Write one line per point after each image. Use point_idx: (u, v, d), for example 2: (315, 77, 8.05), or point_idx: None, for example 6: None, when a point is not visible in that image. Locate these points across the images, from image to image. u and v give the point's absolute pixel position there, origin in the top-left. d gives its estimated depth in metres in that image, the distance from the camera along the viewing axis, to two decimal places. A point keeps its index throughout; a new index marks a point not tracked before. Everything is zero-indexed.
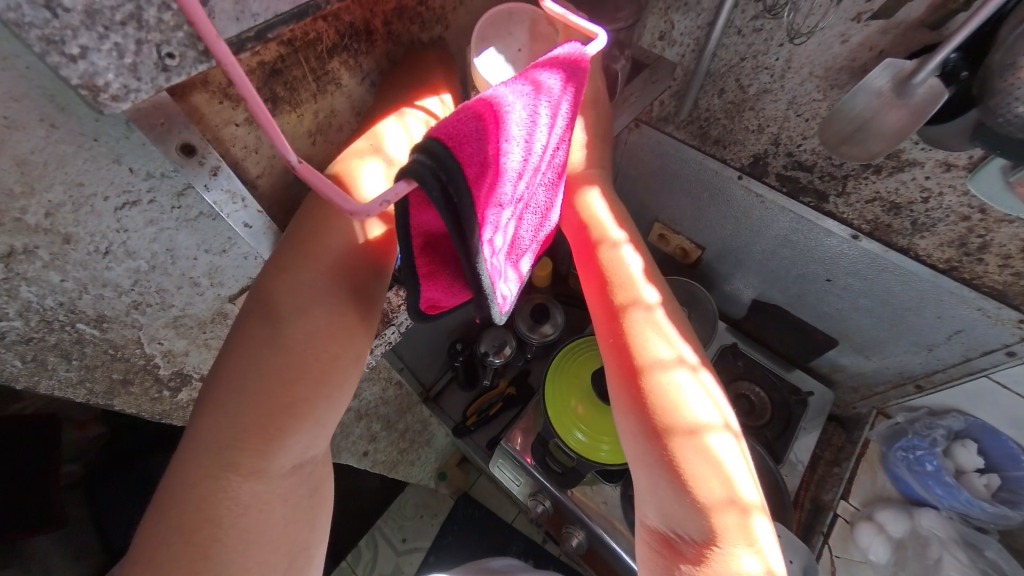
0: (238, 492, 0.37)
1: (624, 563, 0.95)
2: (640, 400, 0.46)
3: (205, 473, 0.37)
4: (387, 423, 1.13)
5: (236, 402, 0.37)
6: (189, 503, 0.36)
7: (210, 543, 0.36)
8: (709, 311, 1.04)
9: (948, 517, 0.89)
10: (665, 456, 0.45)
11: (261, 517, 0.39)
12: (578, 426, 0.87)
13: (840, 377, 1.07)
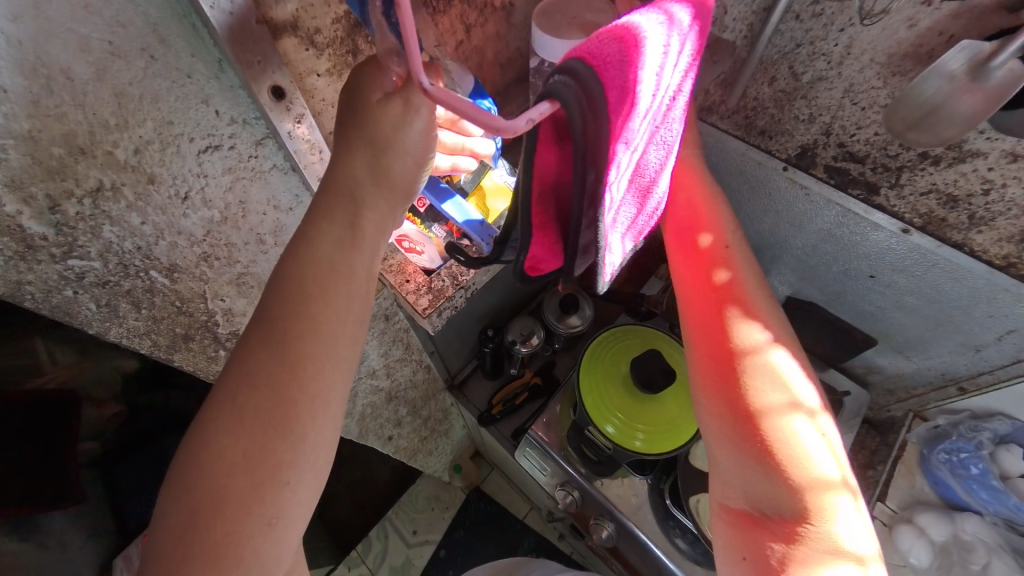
0: (308, 370, 0.46)
1: (654, 557, 0.93)
2: (737, 388, 0.55)
3: (276, 361, 0.45)
4: (413, 407, 1.13)
5: (299, 302, 0.46)
6: (268, 384, 0.45)
7: (291, 410, 0.45)
8: None
9: (992, 523, 0.86)
10: (766, 444, 0.52)
11: (323, 387, 0.47)
12: (614, 416, 0.85)
13: (876, 378, 1.05)
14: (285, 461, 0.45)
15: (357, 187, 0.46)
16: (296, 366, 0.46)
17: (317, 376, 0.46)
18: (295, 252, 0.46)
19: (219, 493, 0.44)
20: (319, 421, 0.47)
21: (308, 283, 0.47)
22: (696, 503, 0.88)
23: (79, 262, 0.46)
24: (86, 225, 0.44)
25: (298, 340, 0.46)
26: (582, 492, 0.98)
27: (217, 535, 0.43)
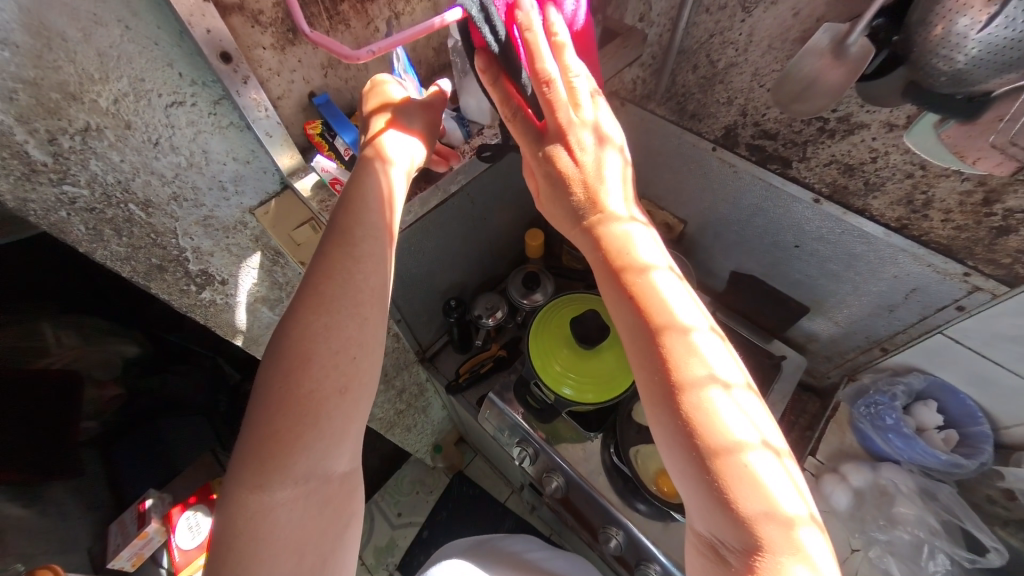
0: (363, 269, 0.56)
1: (597, 504, 0.99)
2: (661, 361, 0.52)
3: (342, 257, 0.56)
4: (384, 374, 1.22)
5: (360, 212, 0.58)
6: (335, 275, 0.56)
7: (358, 299, 0.56)
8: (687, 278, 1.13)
9: (909, 469, 0.91)
10: (709, 469, 0.49)
11: (379, 283, 0.57)
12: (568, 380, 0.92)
13: (812, 345, 1.12)
14: (354, 338, 0.55)
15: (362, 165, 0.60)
16: (357, 257, 0.56)
17: (371, 272, 0.57)
18: (355, 177, 0.58)
19: (307, 359, 0.53)
20: (376, 315, 0.57)
21: (366, 199, 0.58)
22: (634, 453, 0.95)
23: (69, 186, 0.50)
24: (72, 157, 0.48)
25: (361, 240, 0.57)
26: (532, 446, 1.06)
27: (302, 392, 0.52)
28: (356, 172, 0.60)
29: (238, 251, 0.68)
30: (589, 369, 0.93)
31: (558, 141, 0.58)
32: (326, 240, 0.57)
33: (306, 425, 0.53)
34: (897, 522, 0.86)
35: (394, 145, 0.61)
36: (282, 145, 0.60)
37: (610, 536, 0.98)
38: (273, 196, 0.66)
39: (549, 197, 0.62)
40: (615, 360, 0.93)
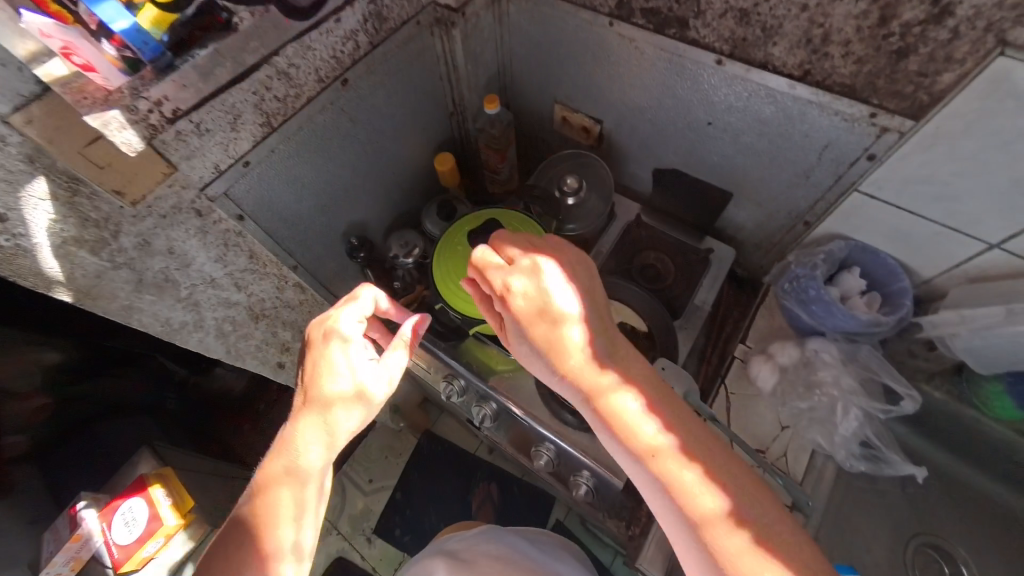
0: (334, 347, 0.77)
1: (524, 425, 0.94)
2: (604, 423, 0.63)
3: (314, 352, 0.77)
4: (301, 332, 1.13)
5: (321, 355, 0.77)
6: (307, 370, 0.77)
7: (318, 373, 0.76)
8: (603, 180, 1.06)
9: (832, 339, 0.86)
10: (650, 477, 0.58)
11: (347, 350, 0.78)
12: None
13: (741, 234, 1.07)
14: (321, 414, 0.74)
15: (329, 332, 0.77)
16: (311, 396, 0.75)
17: (326, 360, 0.76)
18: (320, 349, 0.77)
19: (289, 442, 0.73)
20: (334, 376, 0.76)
21: (323, 358, 0.77)
22: None
23: None
24: None
25: (322, 346, 0.77)
26: (456, 376, 1.00)
27: (278, 471, 0.70)
28: (306, 349, 0.78)
29: (6, 175, 0.56)
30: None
31: (468, 278, 0.76)
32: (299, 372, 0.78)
33: (287, 495, 0.68)
34: (822, 391, 0.83)
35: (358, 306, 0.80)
36: (6, 18, 0.50)
37: (541, 454, 0.94)
38: (32, 100, 0.54)
39: (485, 309, 0.76)
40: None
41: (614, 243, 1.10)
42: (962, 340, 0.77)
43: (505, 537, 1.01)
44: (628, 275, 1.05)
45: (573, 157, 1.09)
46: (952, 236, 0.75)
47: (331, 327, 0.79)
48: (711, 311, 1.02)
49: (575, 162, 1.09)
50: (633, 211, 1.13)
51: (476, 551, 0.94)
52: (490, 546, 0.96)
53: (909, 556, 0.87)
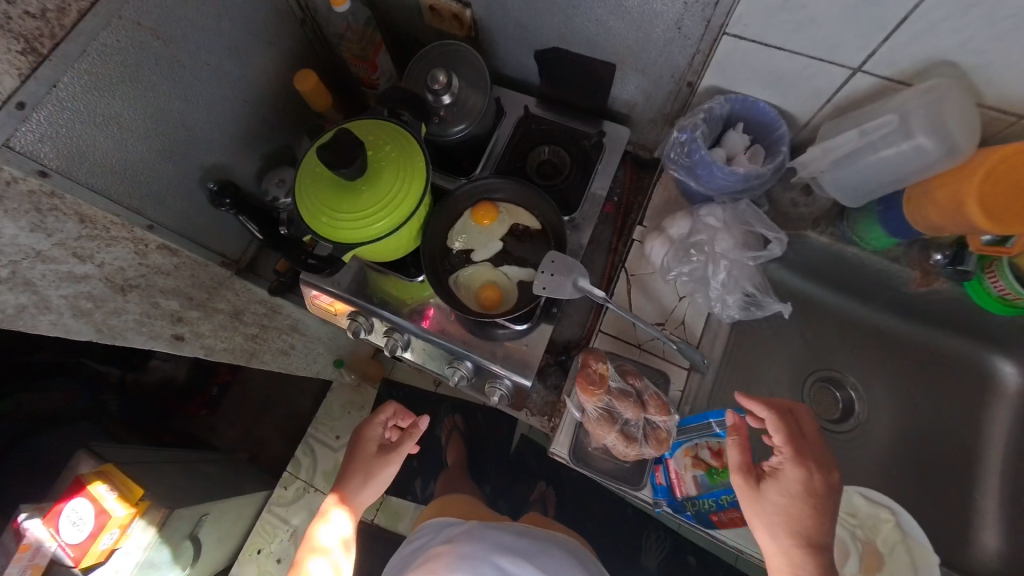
0: (359, 470, 0.97)
1: (435, 345, 0.87)
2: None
3: (351, 465, 0.98)
4: (190, 299, 1.03)
5: (349, 472, 0.97)
6: (348, 466, 0.98)
7: (347, 476, 0.97)
8: (478, 75, 0.94)
9: (718, 200, 0.84)
10: None
11: (361, 454, 0.98)
12: (375, 214, 0.76)
13: (636, 112, 1.00)
14: (350, 490, 0.96)
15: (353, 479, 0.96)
16: (345, 483, 0.96)
17: (354, 473, 0.97)
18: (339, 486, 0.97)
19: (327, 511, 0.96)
20: (356, 475, 0.96)
21: (356, 459, 0.98)
22: (457, 278, 0.83)
23: None
24: None
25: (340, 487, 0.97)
26: (355, 309, 0.91)
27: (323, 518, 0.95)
28: (346, 474, 0.98)
29: None
30: (370, 201, 0.77)
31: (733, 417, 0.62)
32: (345, 469, 0.98)
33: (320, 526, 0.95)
34: (712, 259, 0.75)
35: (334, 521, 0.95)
36: None
37: (459, 372, 0.86)
38: None
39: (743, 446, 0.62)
40: (399, 182, 0.78)
41: (506, 141, 1.01)
42: (831, 172, 0.75)
43: (485, 532, 0.99)
44: (520, 173, 0.99)
45: (441, 49, 0.97)
46: (818, 67, 0.71)
47: (353, 458, 0.98)
48: (613, 198, 0.98)
49: (443, 57, 0.97)
50: (523, 103, 1.04)
51: (459, 558, 0.91)
52: (470, 548, 0.94)
53: (808, 391, 0.90)
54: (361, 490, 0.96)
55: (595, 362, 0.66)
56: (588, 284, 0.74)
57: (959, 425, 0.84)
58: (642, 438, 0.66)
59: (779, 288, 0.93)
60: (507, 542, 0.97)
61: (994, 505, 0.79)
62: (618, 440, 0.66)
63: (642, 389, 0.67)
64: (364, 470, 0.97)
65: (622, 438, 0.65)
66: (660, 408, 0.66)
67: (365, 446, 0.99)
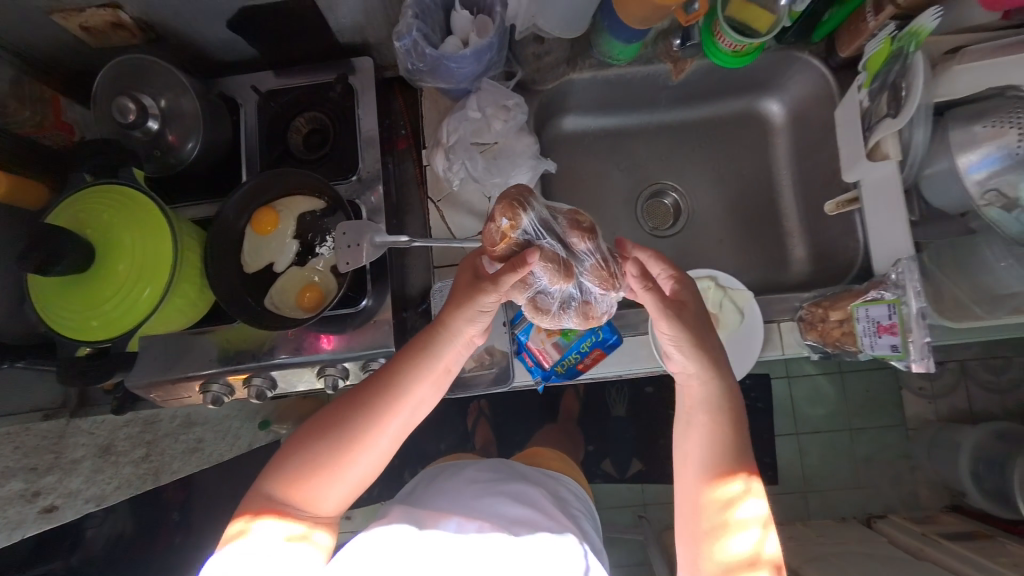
0: (430, 354, 0.64)
1: (296, 366, 0.76)
2: (714, 367, 0.63)
3: (421, 340, 0.65)
4: (35, 469, 0.82)
5: (408, 354, 0.64)
6: (416, 345, 0.65)
7: (409, 363, 0.64)
8: (169, 77, 0.71)
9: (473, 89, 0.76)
10: (706, 429, 0.64)
11: (442, 319, 0.65)
12: (140, 281, 0.63)
13: (373, 38, 0.82)
14: (401, 383, 0.63)
15: (417, 344, 0.64)
16: (407, 363, 0.64)
17: (420, 351, 0.64)
18: (402, 362, 0.64)
19: (359, 398, 0.63)
20: (413, 361, 0.64)
21: (435, 322, 0.65)
22: (272, 299, 0.71)
23: None
24: None
25: (398, 380, 0.63)
26: (196, 378, 0.76)
27: (347, 410, 0.62)
28: (414, 341, 0.65)
29: None
30: (122, 274, 0.63)
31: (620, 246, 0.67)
32: (420, 334, 0.65)
33: (333, 418, 0.63)
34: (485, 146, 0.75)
35: (328, 446, 0.62)
36: None
37: (332, 377, 0.77)
38: None
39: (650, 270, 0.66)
40: (141, 232, 0.63)
41: (256, 134, 0.81)
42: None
43: (464, 468, 0.87)
44: (286, 157, 0.80)
45: (110, 64, 0.70)
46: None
47: (436, 320, 0.65)
48: (401, 132, 0.90)
49: (124, 75, 0.70)
50: (251, 83, 0.81)
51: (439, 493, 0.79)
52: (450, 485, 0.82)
53: (641, 211, 0.95)
54: (412, 376, 0.63)
55: (501, 217, 0.60)
56: (387, 236, 0.67)
57: (756, 177, 0.93)
58: (556, 308, 0.68)
59: (582, 140, 0.95)
60: (490, 476, 0.84)
61: (794, 225, 0.90)
62: (528, 305, 0.69)
63: (579, 254, 0.64)
64: (433, 338, 0.64)
65: (532, 305, 0.68)
66: (594, 279, 0.64)
67: (461, 288, 0.65)
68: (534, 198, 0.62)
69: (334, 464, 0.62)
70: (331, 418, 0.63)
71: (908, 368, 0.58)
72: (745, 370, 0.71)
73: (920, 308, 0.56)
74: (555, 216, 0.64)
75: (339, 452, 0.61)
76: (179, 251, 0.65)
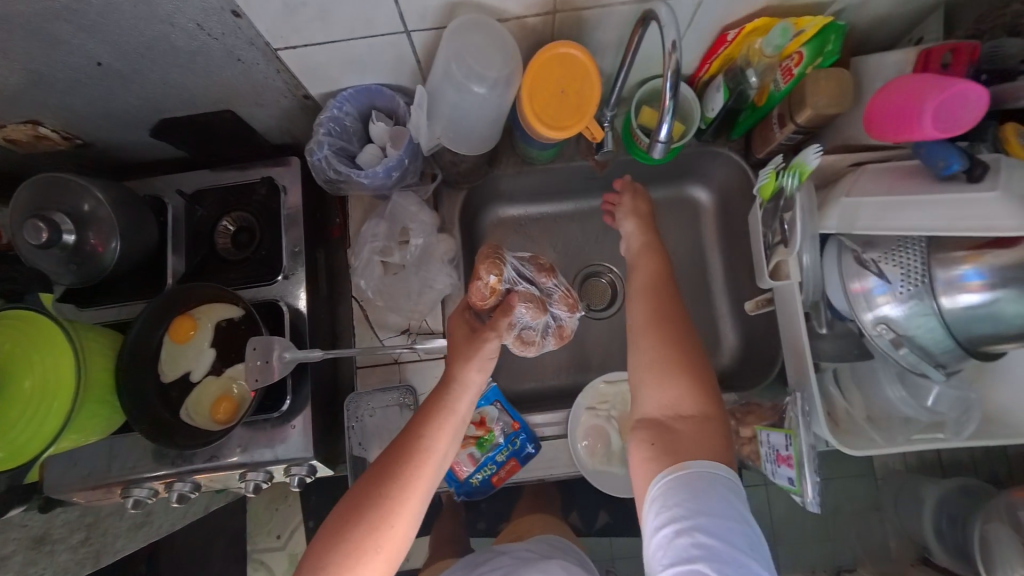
0: (454, 408, 0.62)
1: (217, 470, 0.76)
2: (660, 312, 0.66)
3: (439, 397, 0.62)
4: None
5: (427, 411, 0.61)
6: (429, 403, 0.62)
7: (433, 418, 0.60)
8: (81, 188, 0.71)
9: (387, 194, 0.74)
10: (656, 376, 0.62)
11: (457, 373, 0.64)
12: (48, 398, 0.62)
13: (301, 136, 0.82)
14: (430, 447, 0.58)
15: (439, 397, 0.62)
16: (428, 426, 0.60)
17: (441, 408, 0.61)
18: (422, 422, 0.60)
19: (382, 465, 0.57)
20: (434, 424, 0.60)
21: (444, 378, 0.64)
22: (189, 410, 0.71)
23: None
24: None
25: (426, 441, 0.58)
26: (116, 484, 0.76)
27: (375, 481, 0.56)
28: (428, 400, 0.63)
29: None
30: (28, 392, 0.62)
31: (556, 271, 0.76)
32: (434, 392, 0.64)
33: (358, 497, 0.55)
34: (403, 253, 0.74)
35: (359, 526, 0.53)
36: None
37: (254, 481, 0.76)
38: None
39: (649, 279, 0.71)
40: (49, 347, 0.64)
41: (182, 235, 0.81)
42: (434, 126, 0.64)
43: None
44: (209, 260, 0.80)
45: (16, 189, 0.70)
46: (384, 40, 0.60)
47: (451, 375, 0.64)
48: (336, 220, 0.89)
49: (32, 192, 0.70)
50: (177, 185, 0.81)
51: None
52: None
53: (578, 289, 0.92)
54: (439, 436, 0.59)
55: (487, 272, 0.67)
56: (296, 351, 0.68)
57: (692, 258, 0.89)
58: (538, 337, 0.74)
59: (517, 223, 0.92)
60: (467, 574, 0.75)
61: (725, 308, 0.87)
62: (516, 342, 0.72)
63: (549, 289, 0.74)
64: (450, 394, 0.62)
65: (520, 341, 0.72)
66: (562, 306, 0.74)
67: (461, 330, 0.68)
68: (506, 253, 0.71)
69: (370, 550, 0.53)
70: (355, 496, 0.56)
71: (803, 503, 0.57)
72: None
73: (810, 444, 0.56)
74: (523, 263, 0.73)
75: (375, 533, 0.54)
76: (85, 369, 0.65)
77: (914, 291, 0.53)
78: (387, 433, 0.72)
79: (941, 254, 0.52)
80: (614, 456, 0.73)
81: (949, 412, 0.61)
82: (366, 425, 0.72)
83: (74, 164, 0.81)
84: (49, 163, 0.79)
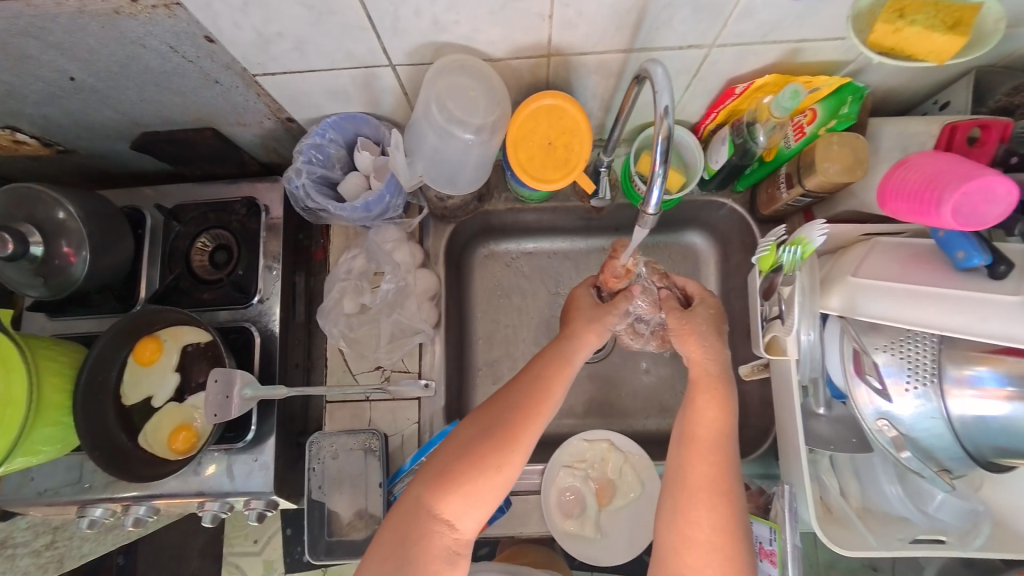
0: (573, 357, 0.60)
1: (172, 499, 0.72)
2: (715, 477, 0.52)
3: (557, 344, 0.61)
4: None
5: (546, 355, 0.59)
6: (550, 348, 0.60)
7: (551, 360, 0.59)
8: (45, 194, 0.68)
9: (369, 226, 0.72)
10: (690, 554, 0.50)
11: (575, 328, 0.62)
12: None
13: (287, 155, 0.79)
14: (549, 388, 0.56)
15: (555, 349, 0.60)
16: (550, 365, 0.58)
17: (561, 354, 0.60)
18: (541, 361, 0.59)
19: (504, 394, 0.56)
20: (554, 367, 0.58)
21: (566, 329, 0.63)
22: (147, 437, 0.69)
23: None
24: None
25: (548, 378, 0.57)
26: (70, 505, 0.73)
27: (500, 407, 0.55)
28: (550, 346, 0.61)
29: None
30: None
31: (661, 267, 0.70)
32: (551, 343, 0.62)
33: (484, 417, 0.54)
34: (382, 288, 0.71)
35: (475, 452, 0.52)
36: None
37: (210, 512, 0.71)
38: None
39: (701, 409, 0.56)
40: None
41: (157, 252, 0.78)
42: (417, 164, 0.62)
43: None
44: (183, 279, 0.77)
45: None
46: (368, 73, 0.56)
47: (569, 330, 0.62)
48: (319, 242, 0.86)
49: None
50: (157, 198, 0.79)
51: None
52: None
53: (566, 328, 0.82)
54: (561, 380, 0.57)
55: (622, 254, 0.65)
56: (258, 390, 0.68)
57: None
58: (648, 332, 0.71)
59: (507, 257, 0.85)
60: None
61: None
62: (626, 332, 0.70)
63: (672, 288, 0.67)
64: (571, 344, 0.61)
65: (630, 331, 0.70)
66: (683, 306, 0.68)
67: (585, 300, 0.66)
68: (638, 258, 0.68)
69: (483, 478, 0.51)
70: (475, 424, 0.54)
71: None
72: (633, 551, 0.69)
73: (795, 546, 0.57)
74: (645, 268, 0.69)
75: (488, 464, 0.51)
76: (39, 385, 0.62)
77: (919, 389, 0.49)
78: (347, 479, 0.69)
79: (951, 352, 0.48)
80: (588, 522, 0.69)
81: (954, 524, 0.55)
82: (328, 469, 0.69)
83: (55, 170, 0.78)
84: (29, 167, 0.77)
